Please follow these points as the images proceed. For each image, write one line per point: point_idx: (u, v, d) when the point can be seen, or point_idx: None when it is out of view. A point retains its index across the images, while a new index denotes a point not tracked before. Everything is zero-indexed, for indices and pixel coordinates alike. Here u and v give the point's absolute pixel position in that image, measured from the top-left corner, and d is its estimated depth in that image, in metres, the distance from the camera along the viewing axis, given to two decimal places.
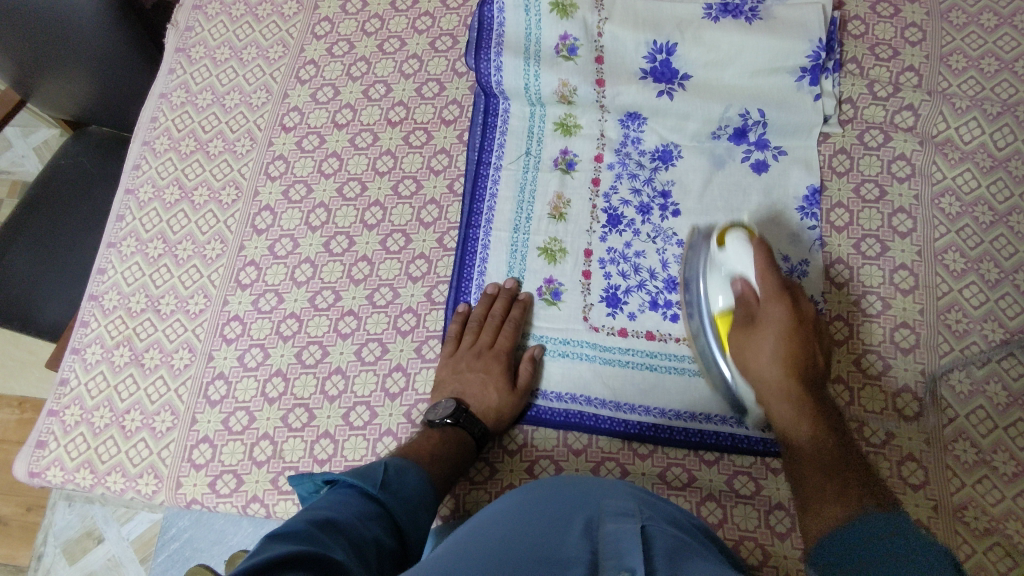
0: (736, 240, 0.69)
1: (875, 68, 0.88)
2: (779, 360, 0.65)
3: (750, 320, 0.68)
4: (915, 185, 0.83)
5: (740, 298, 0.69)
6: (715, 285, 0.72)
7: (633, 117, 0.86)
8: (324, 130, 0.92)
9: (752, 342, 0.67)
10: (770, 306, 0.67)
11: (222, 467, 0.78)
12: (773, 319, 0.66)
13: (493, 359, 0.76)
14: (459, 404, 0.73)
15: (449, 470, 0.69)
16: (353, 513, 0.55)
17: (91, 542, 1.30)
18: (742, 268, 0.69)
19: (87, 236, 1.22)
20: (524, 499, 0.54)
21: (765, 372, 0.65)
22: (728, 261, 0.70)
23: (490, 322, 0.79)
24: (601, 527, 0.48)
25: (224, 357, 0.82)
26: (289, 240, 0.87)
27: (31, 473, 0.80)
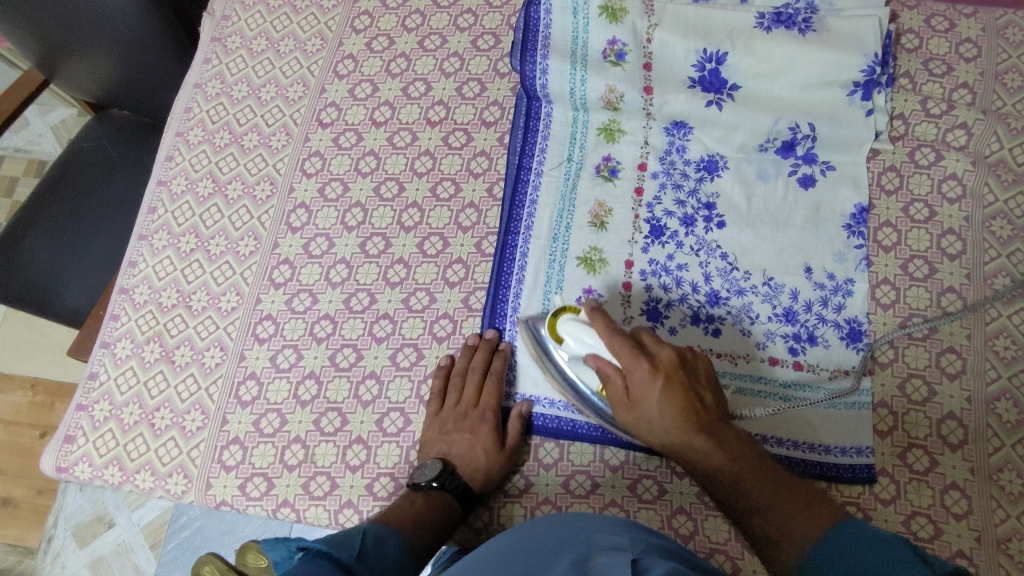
0: (569, 325, 0.70)
1: (928, 84, 0.86)
2: (664, 403, 0.65)
3: (624, 396, 0.67)
4: (965, 206, 0.81)
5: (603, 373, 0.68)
6: (583, 374, 0.72)
7: (679, 126, 0.85)
8: (362, 127, 0.90)
9: (637, 407, 0.66)
10: (643, 390, 0.66)
11: (253, 469, 0.77)
12: (641, 386, 0.66)
13: (479, 419, 0.75)
14: (445, 466, 0.71)
15: (432, 537, 0.67)
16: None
17: (101, 527, 1.29)
18: (593, 348, 0.68)
19: (108, 221, 1.20)
20: (519, 543, 0.55)
21: (660, 429, 0.65)
22: (573, 352, 0.70)
23: (471, 380, 0.76)
24: (594, 551, 0.49)
25: (256, 357, 0.81)
26: (325, 240, 0.85)
27: (59, 468, 0.79)
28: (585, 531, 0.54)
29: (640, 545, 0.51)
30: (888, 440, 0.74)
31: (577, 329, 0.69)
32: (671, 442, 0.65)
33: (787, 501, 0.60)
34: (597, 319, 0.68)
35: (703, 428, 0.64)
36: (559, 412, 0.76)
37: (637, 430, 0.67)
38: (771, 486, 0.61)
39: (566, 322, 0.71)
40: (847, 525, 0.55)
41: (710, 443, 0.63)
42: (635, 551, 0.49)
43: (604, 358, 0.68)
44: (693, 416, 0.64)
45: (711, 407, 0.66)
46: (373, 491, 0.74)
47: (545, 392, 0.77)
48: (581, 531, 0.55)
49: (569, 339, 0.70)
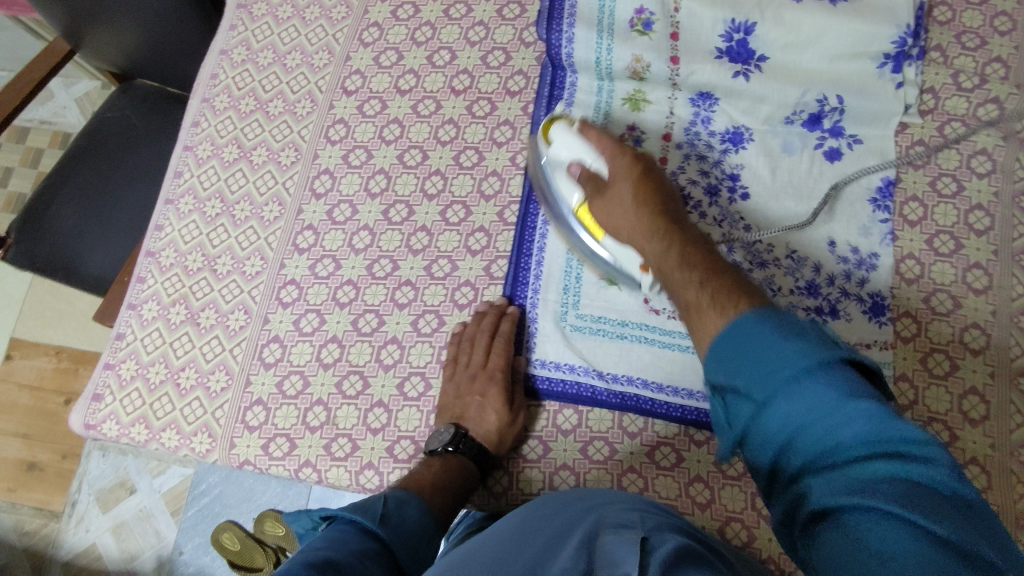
0: (560, 131, 0.74)
1: (960, 57, 0.85)
2: (631, 200, 0.68)
3: (604, 185, 0.71)
4: (995, 182, 0.80)
5: (584, 179, 0.72)
6: (567, 187, 0.75)
7: (705, 97, 0.84)
8: (386, 95, 0.90)
9: (611, 200, 0.70)
10: (618, 191, 0.70)
11: (276, 430, 0.78)
12: (619, 184, 0.70)
13: (487, 380, 0.74)
14: (457, 430, 0.72)
15: (451, 499, 0.67)
16: (351, 550, 0.52)
17: (124, 492, 1.31)
18: (579, 154, 0.73)
19: (133, 189, 1.22)
20: (531, 517, 0.56)
21: (629, 226, 0.68)
22: (556, 156, 0.75)
23: (479, 340, 0.76)
24: (601, 535, 0.47)
25: (280, 321, 0.82)
26: (349, 206, 0.86)
27: (88, 425, 0.81)
28: (594, 511, 0.53)
29: (652, 521, 0.51)
30: (908, 414, 0.73)
31: (563, 134, 0.74)
32: (644, 221, 0.66)
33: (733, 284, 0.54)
34: (585, 133, 0.73)
35: (667, 217, 0.66)
36: (579, 378, 0.76)
37: (611, 227, 0.71)
38: (737, 283, 0.54)
39: (558, 126, 0.75)
40: (771, 310, 0.49)
41: (670, 244, 0.63)
42: (645, 527, 0.49)
43: (585, 162, 0.72)
44: (663, 208, 0.67)
45: (680, 213, 0.67)
46: (394, 453, 0.75)
47: (566, 358, 0.77)
48: (589, 511, 0.53)
49: (558, 144, 0.74)
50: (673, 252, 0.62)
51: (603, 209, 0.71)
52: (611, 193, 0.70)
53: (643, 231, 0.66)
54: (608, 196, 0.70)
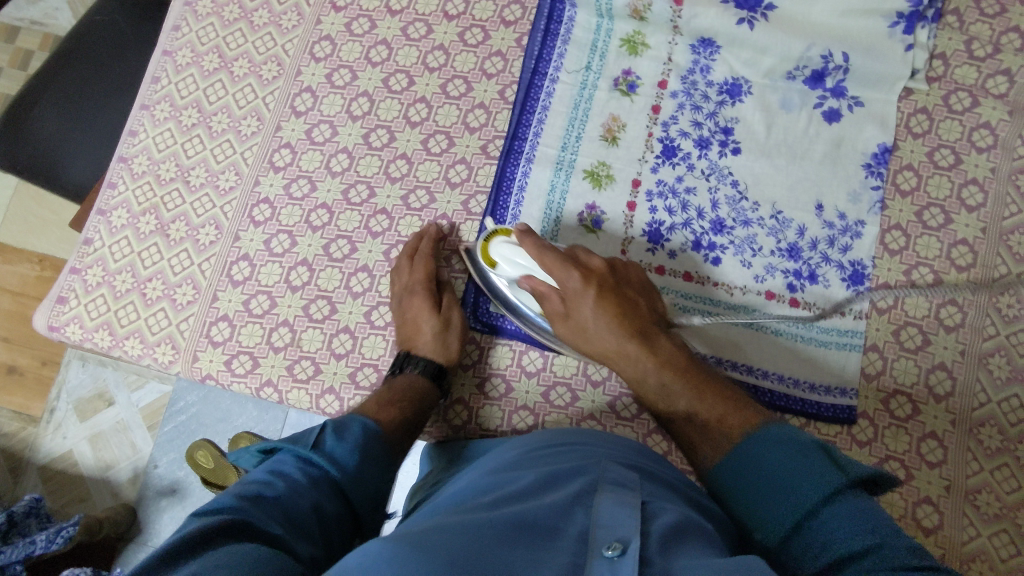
0: (500, 247, 0.70)
1: (976, 24, 0.81)
2: (596, 305, 0.67)
3: (562, 310, 0.68)
4: (993, 157, 0.78)
5: (537, 291, 0.69)
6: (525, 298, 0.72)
7: (706, 43, 0.81)
8: (376, 15, 0.87)
9: (580, 327, 0.68)
10: (575, 302, 0.67)
11: (240, 347, 0.77)
12: (574, 293, 0.67)
13: (408, 295, 0.74)
14: (400, 354, 0.72)
15: (400, 414, 0.65)
16: (291, 484, 0.53)
17: (101, 404, 1.30)
18: (528, 266, 0.69)
19: (120, 93, 1.14)
20: (524, 456, 0.55)
21: (597, 337, 0.67)
22: (508, 274, 0.71)
23: (400, 264, 0.76)
24: (599, 493, 0.47)
25: (251, 240, 0.80)
26: (328, 127, 0.83)
27: (51, 326, 0.80)
28: (592, 458, 0.53)
29: (648, 484, 0.51)
30: (873, 384, 0.73)
31: (508, 249, 0.69)
32: (621, 343, 0.66)
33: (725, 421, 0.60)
34: (524, 237, 0.68)
35: (637, 331, 0.67)
36: None
37: (579, 344, 0.69)
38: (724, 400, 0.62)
39: (496, 242, 0.71)
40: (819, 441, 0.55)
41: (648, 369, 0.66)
42: (640, 491, 0.49)
43: (535, 276, 0.69)
44: (625, 317, 0.67)
45: (643, 306, 0.69)
46: (357, 380, 0.75)
47: None
48: (587, 459, 0.53)
49: (503, 260, 0.70)
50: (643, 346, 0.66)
51: (568, 332, 0.68)
52: (568, 301, 0.67)
53: (615, 353, 0.67)
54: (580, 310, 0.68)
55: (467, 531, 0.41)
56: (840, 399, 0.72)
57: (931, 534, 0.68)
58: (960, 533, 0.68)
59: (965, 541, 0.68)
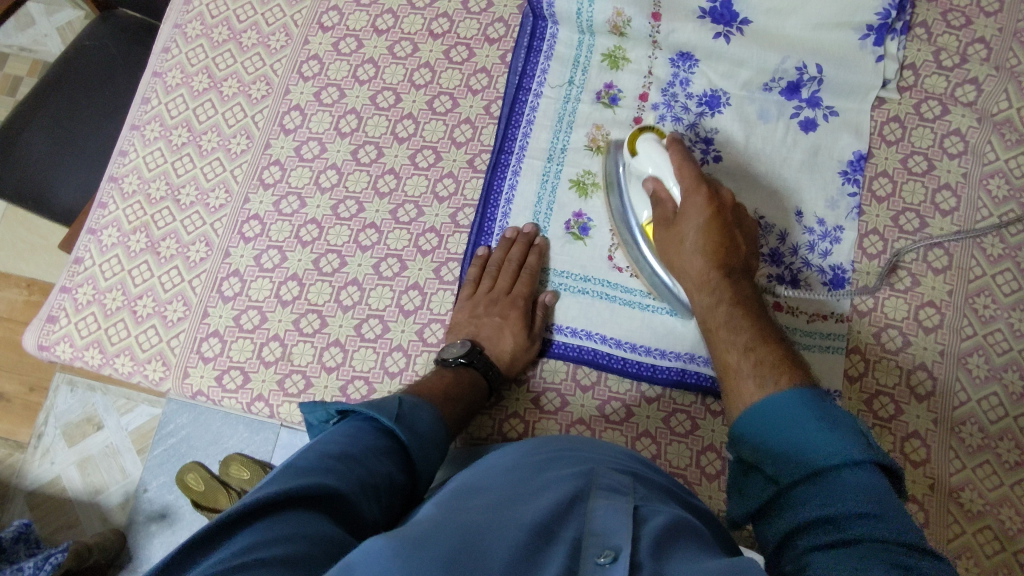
0: (647, 144, 0.72)
1: (944, 35, 0.84)
2: (708, 206, 0.68)
3: (672, 215, 0.70)
4: (965, 163, 0.80)
5: (653, 194, 0.71)
6: (636, 198, 0.74)
7: (685, 57, 0.83)
8: (363, 34, 0.89)
9: (679, 234, 0.69)
10: (690, 195, 0.68)
11: (230, 362, 0.78)
12: (694, 204, 0.68)
13: (509, 304, 0.75)
14: (474, 346, 0.73)
15: (461, 409, 0.68)
16: (366, 447, 0.54)
17: (90, 428, 1.29)
18: (660, 173, 0.71)
19: (109, 114, 1.15)
20: (525, 456, 0.55)
21: (701, 279, 0.67)
22: (638, 167, 0.73)
23: (512, 262, 0.77)
24: (594, 500, 0.48)
25: (241, 256, 0.81)
26: (317, 144, 0.85)
27: (42, 346, 0.80)
28: (590, 465, 0.54)
29: (642, 490, 0.52)
30: (856, 385, 0.74)
31: (652, 148, 0.72)
32: (710, 291, 0.66)
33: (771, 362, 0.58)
34: (674, 153, 0.70)
35: (729, 275, 0.66)
36: (565, 338, 0.77)
37: (669, 252, 0.70)
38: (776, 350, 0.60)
39: (643, 138, 0.73)
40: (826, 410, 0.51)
41: (732, 312, 0.64)
42: (634, 496, 0.50)
43: (665, 183, 0.71)
44: (727, 253, 0.67)
45: (744, 255, 0.68)
46: (347, 392, 0.75)
47: (559, 320, 0.77)
48: (584, 465, 0.54)
49: (642, 155, 0.72)
50: (721, 308, 0.65)
51: (664, 239, 0.70)
52: (682, 215, 0.69)
53: (702, 288, 0.67)
54: (678, 225, 0.69)
55: (465, 529, 0.42)
56: None
57: None
58: (944, 531, 0.69)
59: (949, 538, 0.69)
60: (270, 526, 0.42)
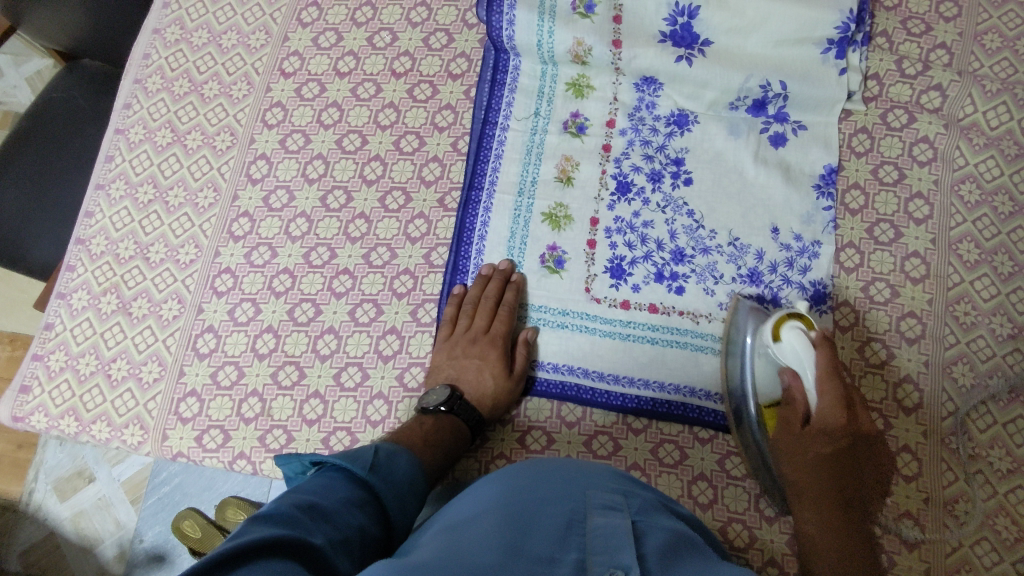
0: (792, 333, 0.65)
1: (905, 43, 0.84)
2: (840, 420, 0.63)
3: (800, 426, 0.65)
4: (935, 170, 0.80)
5: (789, 384, 0.66)
6: (760, 375, 0.68)
7: (649, 81, 0.83)
8: (325, 78, 0.88)
9: (803, 446, 0.65)
10: (829, 413, 0.63)
11: (210, 422, 0.76)
12: (831, 425, 0.63)
13: (488, 344, 0.74)
14: (453, 390, 0.71)
15: (441, 457, 0.67)
16: (338, 498, 0.53)
17: (82, 482, 1.25)
18: (798, 366, 0.65)
19: (90, 161, 1.11)
20: (513, 477, 0.53)
21: (815, 473, 0.64)
22: (780, 354, 0.66)
23: (486, 303, 0.76)
24: (590, 521, 0.47)
25: (214, 311, 0.80)
26: (285, 192, 0.84)
27: (16, 417, 0.79)
28: (579, 484, 0.52)
29: (635, 503, 0.51)
30: None
31: (794, 338, 0.65)
32: (822, 505, 0.64)
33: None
34: (820, 356, 0.63)
35: (845, 490, 0.64)
36: (548, 375, 0.76)
37: (788, 450, 0.66)
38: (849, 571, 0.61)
39: (789, 327, 0.66)
40: None
41: (846, 525, 0.63)
42: (629, 513, 0.49)
43: (802, 378, 0.65)
44: (842, 496, 0.64)
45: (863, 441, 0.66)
46: (330, 445, 0.74)
47: (546, 357, 0.76)
48: (574, 485, 0.52)
49: (785, 346, 0.65)
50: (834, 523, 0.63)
51: (779, 438, 0.67)
52: (810, 429, 0.65)
53: (817, 469, 0.64)
54: (803, 434, 0.65)
55: (470, 565, 0.40)
56: None
57: (915, 549, 0.68)
58: (942, 546, 0.68)
59: (947, 553, 0.68)
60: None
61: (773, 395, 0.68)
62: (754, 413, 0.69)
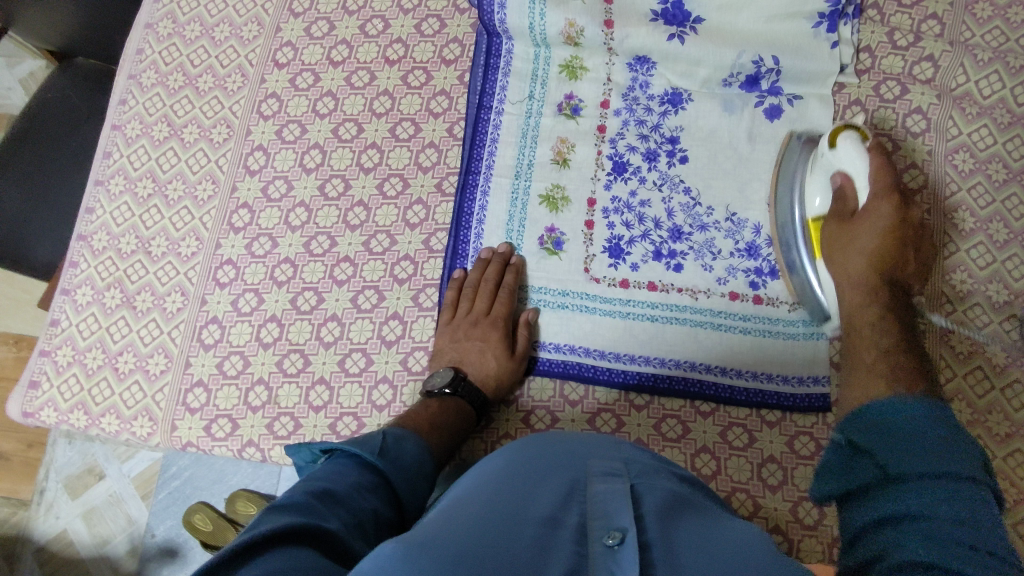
0: (848, 144, 0.67)
1: (896, 15, 0.85)
2: (893, 214, 0.64)
3: (851, 218, 0.67)
4: (929, 140, 0.80)
5: (839, 187, 0.68)
6: (814, 186, 0.71)
7: (642, 61, 0.83)
8: (319, 67, 0.88)
9: (850, 233, 0.66)
10: (876, 204, 0.65)
11: (217, 411, 0.77)
12: (876, 211, 0.65)
13: (490, 326, 0.75)
14: (457, 372, 0.72)
15: (448, 439, 0.68)
16: (350, 484, 0.54)
17: (92, 478, 1.26)
18: (851, 171, 0.67)
19: (88, 159, 1.12)
20: (516, 452, 0.54)
21: (860, 279, 0.65)
22: (833, 163, 0.68)
23: (485, 288, 0.77)
24: (590, 488, 0.48)
25: (217, 302, 0.81)
26: (284, 183, 0.84)
27: (25, 413, 0.80)
28: (580, 453, 0.53)
29: (636, 468, 0.52)
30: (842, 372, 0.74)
31: (851, 147, 0.66)
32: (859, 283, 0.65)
33: (895, 388, 0.53)
34: (876, 160, 0.65)
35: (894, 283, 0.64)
36: (551, 355, 0.77)
37: (835, 247, 0.67)
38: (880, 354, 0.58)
39: (846, 135, 0.68)
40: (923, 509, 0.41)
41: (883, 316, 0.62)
42: (629, 477, 0.50)
43: (854, 179, 0.67)
44: (892, 266, 0.65)
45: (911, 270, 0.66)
46: (337, 430, 0.75)
47: (548, 337, 0.77)
48: (576, 455, 0.53)
49: (840, 154, 0.67)
50: (874, 305, 0.63)
51: (830, 238, 0.68)
52: (863, 217, 0.65)
53: (853, 286, 0.65)
54: (855, 224, 0.66)
55: (474, 530, 0.42)
56: (812, 387, 0.73)
57: None
58: None
59: None
60: (263, 565, 0.41)
61: (822, 208, 0.70)
62: (801, 227, 0.73)
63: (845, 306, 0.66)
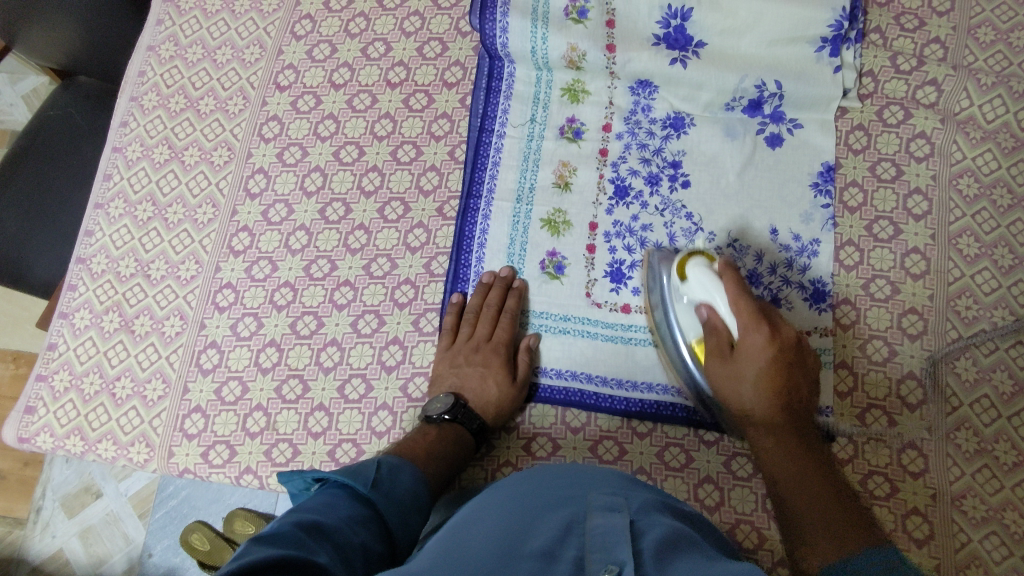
0: (697, 270, 0.67)
1: (899, 39, 0.84)
2: (769, 347, 0.62)
3: (729, 352, 0.64)
4: (933, 165, 0.80)
5: (707, 322, 0.66)
6: (685, 319, 0.69)
7: (644, 85, 0.83)
8: (320, 90, 0.88)
9: (735, 371, 0.64)
10: (749, 336, 0.63)
11: (215, 437, 0.76)
12: (753, 346, 0.62)
13: (491, 352, 0.74)
14: (457, 398, 0.71)
15: (445, 468, 0.67)
16: (340, 517, 0.53)
17: (88, 498, 1.25)
18: (708, 296, 0.65)
19: (88, 179, 1.11)
20: (513, 487, 0.53)
21: (762, 408, 0.63)
22: (693, 293, 0.67)
23: (486, 314, 0.76)
24: (589, 521, 0.46)
25: (216, 326, 0.80)
26: (284, 206, 0.84)
27: (21, 438, 0.79)
28: (581, 487, 0.52)
29: (637, 502, 0.51)
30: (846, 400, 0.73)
31: (701, 272, 0.67)
32: (761, 418, 0.63)
33: (838, 531, 0.55)
34: (725, 274, 0.65)
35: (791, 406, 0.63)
36: (553, 381, 0.76)
37: (725, 391, 0.65)
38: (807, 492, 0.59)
39: (693, 263, 0.68)
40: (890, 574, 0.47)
41: (793, 433, 0.62)
42: (629, 511, 0.49)
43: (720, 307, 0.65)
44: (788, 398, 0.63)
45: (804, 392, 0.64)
46: (336, 457, 0.74)
47: (550, 363, 0.76)
48: (575, 489, 0.52)
49: (693, 282, 0.67)
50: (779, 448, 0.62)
51: (715, 372, 0.65)
52: (741, 355, 0.63)
53: (764, 427, 0.63)
54: (736, 361, 0.64)
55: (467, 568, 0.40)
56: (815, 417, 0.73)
57: (924, 545, 0.68)
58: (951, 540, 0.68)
59: (957, 548, 0.68)
60: None
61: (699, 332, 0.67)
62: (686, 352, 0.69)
63: (763, 458, 0.63)
